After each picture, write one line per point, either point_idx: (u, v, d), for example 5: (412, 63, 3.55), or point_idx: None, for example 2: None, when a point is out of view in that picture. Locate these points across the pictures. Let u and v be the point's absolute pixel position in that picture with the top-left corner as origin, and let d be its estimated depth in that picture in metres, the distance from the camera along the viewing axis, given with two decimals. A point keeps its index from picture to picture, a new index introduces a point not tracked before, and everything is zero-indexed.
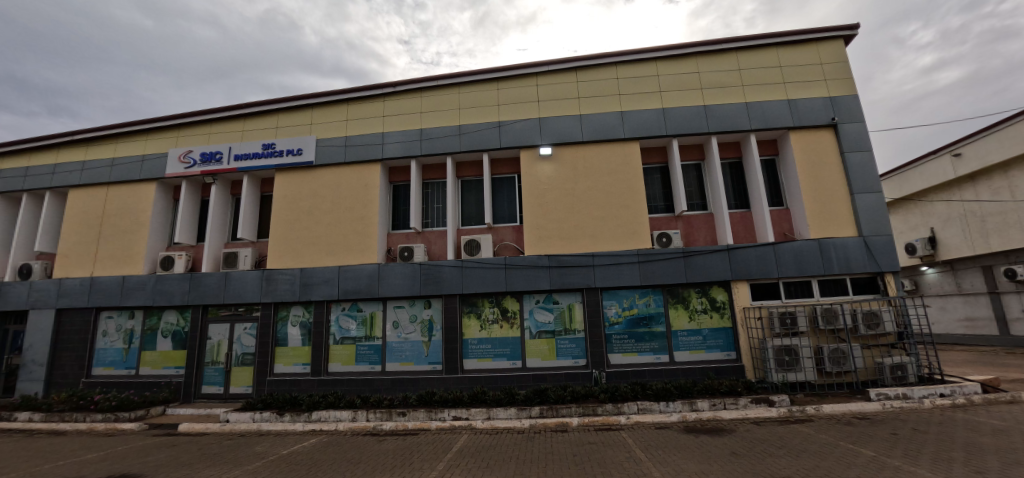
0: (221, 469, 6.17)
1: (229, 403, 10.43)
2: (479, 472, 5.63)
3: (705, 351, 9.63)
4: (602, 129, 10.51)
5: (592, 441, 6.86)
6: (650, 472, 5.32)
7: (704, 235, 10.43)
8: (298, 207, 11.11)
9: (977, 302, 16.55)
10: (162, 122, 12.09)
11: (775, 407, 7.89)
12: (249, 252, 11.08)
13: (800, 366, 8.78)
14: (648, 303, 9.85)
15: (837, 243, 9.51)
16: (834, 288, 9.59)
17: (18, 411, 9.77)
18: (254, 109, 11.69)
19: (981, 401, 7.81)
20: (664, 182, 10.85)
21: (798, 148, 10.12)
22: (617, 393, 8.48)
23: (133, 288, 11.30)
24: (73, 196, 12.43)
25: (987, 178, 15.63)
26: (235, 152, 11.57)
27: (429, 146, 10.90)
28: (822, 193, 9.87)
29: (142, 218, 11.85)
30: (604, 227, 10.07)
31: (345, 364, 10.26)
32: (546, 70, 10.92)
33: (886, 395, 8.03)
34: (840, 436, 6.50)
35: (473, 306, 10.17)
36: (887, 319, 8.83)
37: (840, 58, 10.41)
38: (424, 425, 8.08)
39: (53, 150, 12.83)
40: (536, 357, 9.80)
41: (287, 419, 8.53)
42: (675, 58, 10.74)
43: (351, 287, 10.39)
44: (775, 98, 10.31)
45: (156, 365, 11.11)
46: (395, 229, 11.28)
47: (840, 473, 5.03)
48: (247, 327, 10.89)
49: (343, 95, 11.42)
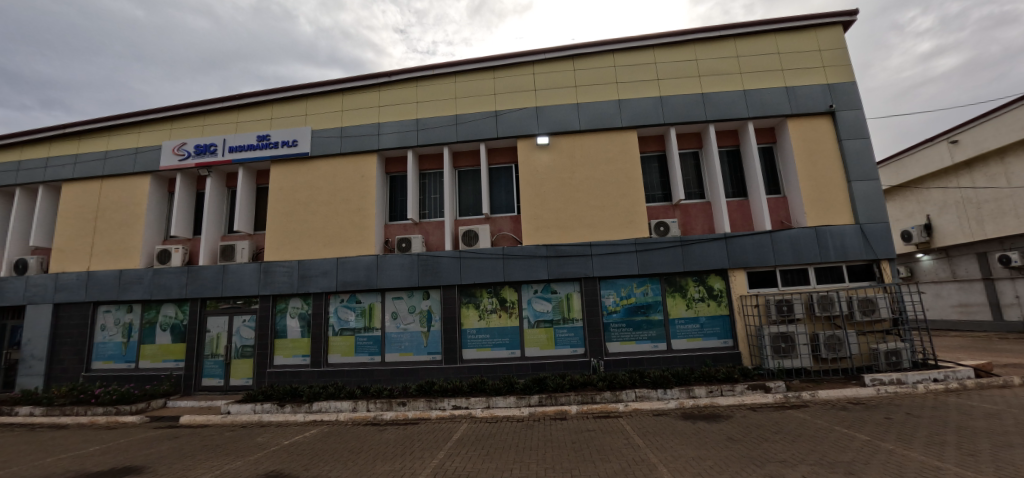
0: (223, 461, 6.20)
1: (229, 395, 10.48)
2: (479, 459, 5.69)
3: (703, 339, 9.70)
4: (599, 118, 10.45)
5: (590, 428, 6.92)
6: (648, 458, 5.39)
7: (702, 223, 10.46)
8: (294, 199, 11.05)
9: (971, 289, 16.70)
10: (155, 113, 11.94)
11: (771, 393, 8.03)
12: (246, 245, 11.08)
13: (796, 353, 8.87)
14: (646, 292, 9.90)
15: (833, 230, 9.56)
16: (830, 275, 9.64)
17: (19, 405, 9.80)
18: (249, 99, 11.58)
19: (975, 386, 7.94)
20: (662, 170, 10.83)
21: (795, 136, 10.10)
22: (615, 381, 8.58)
23: (130, 282, 11.28)
24: (67, 190, 12.32)
25: (984, 165, 15.65)
26: (229, 144, 11.46)
27: (426, 136, 10.82)
28: (820, 180, 9.88)
29: (138, 212, 11.77)
30: (601, 216, 10.07)
31: (344, 355, 10.30)
32: (543, 58, 10.81)
33: (881, 381, 8.13)
34: (835, 420, 6.59)
35: (471, 296, 10.19)
36: (883, 305, 8.90)
37: (838, 44, 10.35)
38: (424, 414, 8.14)
39: (45, 143, 12.70)
40: (535, 346, 9.86)
41: (288, 410, 8.60)
42: (673, 46, 10.64)
43: (349, 279, 10.39)
44: (773, 85, 10.26)
45: (156, 358, 11.14)
46: (393, 220, 11.24)
47: (835, 456, 5.12)
48: (246, 319, 10.91)
49: (338, 86, 11.30)
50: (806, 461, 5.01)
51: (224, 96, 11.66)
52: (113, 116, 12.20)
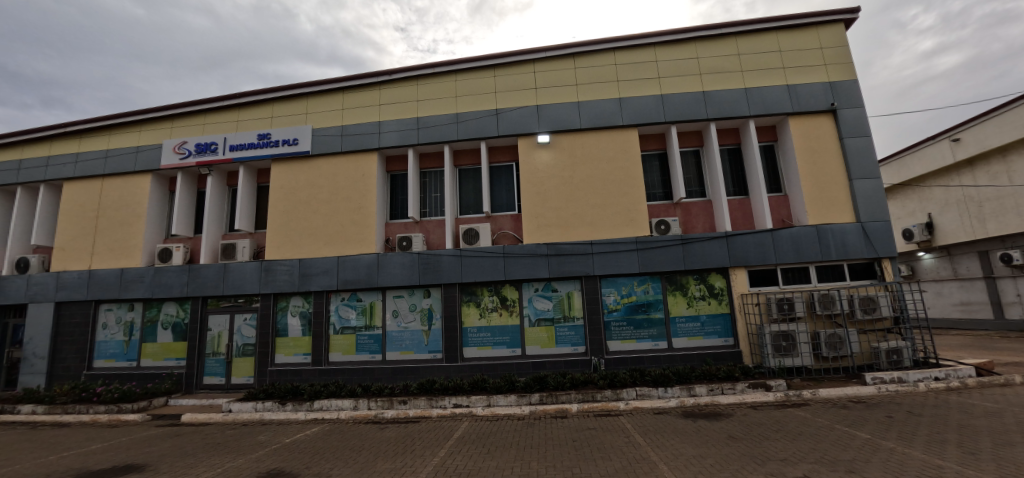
0: (224, 459, 6.22)
1: (231, 393, 10.50)
2: (480, 457, 5.70)
3: (704, 337, 9.70)
4: (600, 116, 10.43)
5: (591, 427, 6.92)
6: (649, 457, 5.39)
7: (703, 221, 10.44)
8: (295, 197, 11.05)
9: (972, 287, 16.68)
10: (156, 113, 11.95)
11: (772, 391, 8.03)
12: (247, 244, 11.08)
13: (797, 351, 8.86)
14: (647, 290, 9.89)
15: (835, 229, 9.55)
16: (831, 274, 9.63)
17: (21, 403, 9.83)
18: (250, 98, 11.57)
19: (976, 384, 7.93)
20: (663, 169, 10.82)
21: (796, 134, 10.08)
22: (616, 380, 8.58)
23: (132, 280, 11.30)
24: (68, 188, 12.34)
25: (986, 163, 15.61)
26: (230, 143, 11.47)
27: (426, 135, 10.81)
28: (821, 179, 9.86)
29: (139, 210, 11.78)
30: (602, 215, 10.06)
31: (345, 354, 10.31)
32: (543, 56, 10.80)
33: (882, 379, 8.13)
34: (836, 419, 6.60)
35: (472, 294, 10.19)
36: (884, 304, 8.90)
37: (840, 42, 10.32)
38: (425, 413, 8.15)
39: (46, 142, 12.71)
40: (536, 344, 9.86)
41: (290, 408, 8.62)
42: (674, 44, 10.62)
43: (350, 277, 10.40)
44: (775, 83, 10.23)
45: (158, 356, 11.16)
46: (394, 218, 11.24)
47: (835, 455, 5.11)
48: (247, 317, 10.92)
49: (339, 84, 11.29)
50: (807, 459, 5.01)
51: (225, 94, 11.65)
52: (113, 115, 12.20)
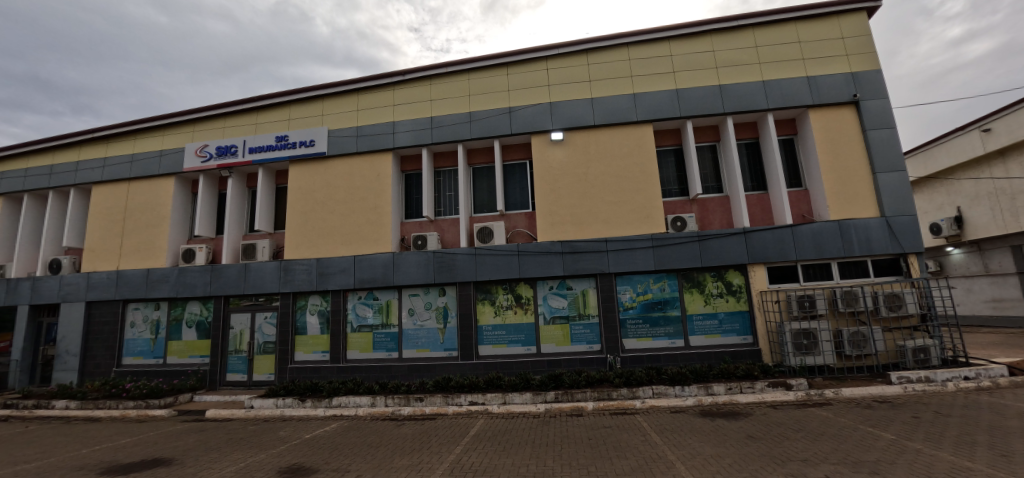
0: (246, 454, 6.37)
1: (252, 389, 10.76)
2: (497, 455, 5.73)
3: (721, 335, 9.56)
4: (614, 113, 10.33)
5: (608, 425, 6.89)
6: (666, 455, 5.35)
7: (719, 217, 10.27)
8: (312, 198, 11.24)
9: (1005, 283, 16.06)
10: (178, 117, 12.25)
11: (792, 391, 7.88)
12: (266, 243, 11.30)
13: (819, 350, 8.65)
14: (663, 288, 9.79)
15: (858, 224, 9.30)
16: (854, 270, 9.38)
17: (55, 399, 10.22)
18: (268, 101, 11.80)
19: (1008, 384, 7.64)
20: (678, 165, 10.68)
21: (816, 128, 9.83)
22: (632, 378, 8.50)
23: (157, 280, 11.66)
24: (97, 192, 12.77)
25: (1019, 154, 14.98)
26: (249, 146, 11.71)
27: (440, 134, 10.87)
28: (843, 173, 9.60)
29: (163, 212, 12.14)
30: (617, 212, 9.98)
31: (362, 351, 10.47)
32: (556, 54, 10.75)
33: (908, 378, 7.90)
34: (860, 419, 6.44)
35: (487, 292, 10.23)
36: (910, 301, 8.62)
37: (862, 31, 10.01)
38: (441, 410, 8.22)
39: (76, 147, 13.18)
40: (551, 342, 9.85)
41: (309, 404, 8.77)
42: (689, 37, 10.45)
43: (366, 276, 10.54)
44: (794, 75, 9.99)
45: (183, 354, 11.50)
46: (409, 217, 11.34)
47: (859, 456, 5.00)
48: (268, 316, 11.16)
49: (353, 85, 11.43)
50: (829, 460, 4.92)
51: (244, 98, 11.90)
52: (138, 120, 12.57)
